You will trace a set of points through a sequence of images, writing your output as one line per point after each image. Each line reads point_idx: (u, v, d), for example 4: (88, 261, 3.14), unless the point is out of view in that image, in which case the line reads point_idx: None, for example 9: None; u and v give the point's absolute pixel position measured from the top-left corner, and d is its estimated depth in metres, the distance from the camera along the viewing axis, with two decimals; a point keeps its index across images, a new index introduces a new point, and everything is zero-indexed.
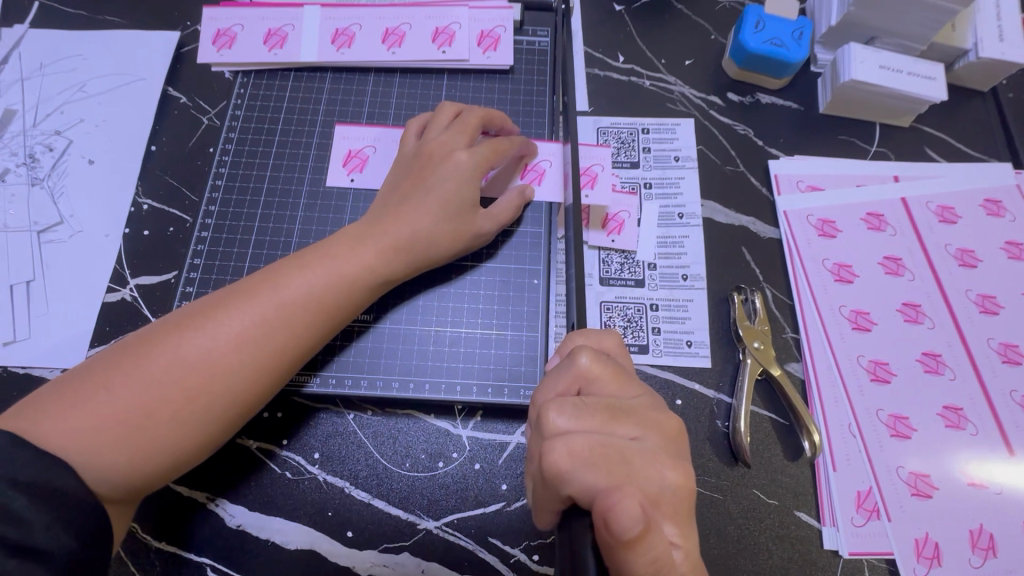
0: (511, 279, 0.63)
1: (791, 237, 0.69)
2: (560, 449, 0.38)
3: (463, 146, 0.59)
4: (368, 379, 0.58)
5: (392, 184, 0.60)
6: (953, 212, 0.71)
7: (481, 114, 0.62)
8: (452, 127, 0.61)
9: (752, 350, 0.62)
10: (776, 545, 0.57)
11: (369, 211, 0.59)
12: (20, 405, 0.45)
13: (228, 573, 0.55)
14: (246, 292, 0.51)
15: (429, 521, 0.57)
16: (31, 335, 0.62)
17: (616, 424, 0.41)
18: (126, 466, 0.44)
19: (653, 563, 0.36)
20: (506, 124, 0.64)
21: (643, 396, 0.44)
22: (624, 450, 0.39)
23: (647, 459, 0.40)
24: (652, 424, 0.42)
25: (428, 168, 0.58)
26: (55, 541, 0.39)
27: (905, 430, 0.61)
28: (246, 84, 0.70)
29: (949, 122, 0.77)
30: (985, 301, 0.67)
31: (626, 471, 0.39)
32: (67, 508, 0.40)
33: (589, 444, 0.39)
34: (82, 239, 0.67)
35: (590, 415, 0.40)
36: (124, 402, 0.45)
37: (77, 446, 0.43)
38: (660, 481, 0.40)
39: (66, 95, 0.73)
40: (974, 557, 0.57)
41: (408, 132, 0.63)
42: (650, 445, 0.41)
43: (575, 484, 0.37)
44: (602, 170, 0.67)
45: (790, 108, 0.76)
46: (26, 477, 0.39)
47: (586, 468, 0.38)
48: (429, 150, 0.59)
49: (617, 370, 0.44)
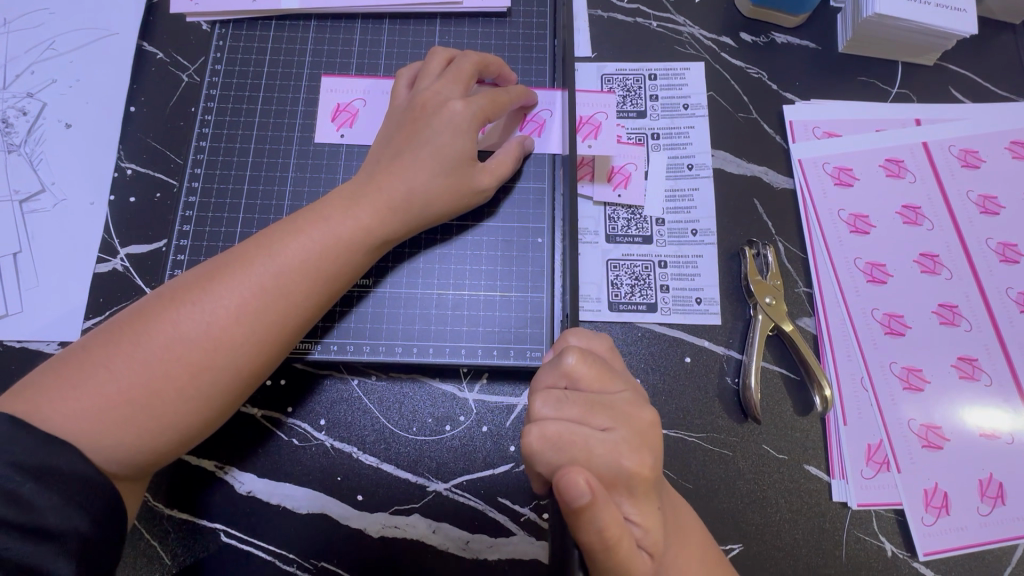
0: (514, 238, 0.60)
1: (806, 186, 0.66)
2: (533, 432, 0.39)
3: (457, 96, 0.56)
4: (371, 345, 0.57)
5: (385, 139, 0.56)
6: (977, 156, 0.67)
7: (475, 59, 0.58)
8: (445, 76, 0.57)
9: (764, 306, 0.61)
10: (785, 499, 0.58)
11: (362, 169, 0.56)
12: (19, 387, 0.44)
13: (242, 538, 0.56)
14: (240, 262, 0.49)
15: (439, 484, 0.57)
16: (24, 309, 0.61)
17: (591, 415, 0.40)
18: (137, 446, 0.44)
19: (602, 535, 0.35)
20: (502, 71, 0.60)
21: (626, 392, 0.42)
22: (588, 439, 0.39)
23: (609, 451, 0.38)
24: (624, 418, 0.41)
25: (422, 121, 0.55)
26: (69, 522, 0.39)
27: (918, 382, 0.60)
28: (225, 36, 0.65)
29: (977, 60, 0.72)
30: (1006, 249, 0.64)
31: (587, 459, 0.38)
32: (76, 490, 0.40)
33: (560, 431, 0.39)
34: (67, 208, 0.64)
35: (569, 405, 0.40)
36: (127, 382, 0.44)
37: (86, 429, 0.42)
38: (615, 469, 0.38)
39: (35, 54, 0.69)
40: (981, 505, 0.57)
41: (398, 83, 0.60)
42: (618, 437, 0.39)
43: (543, 464, 0.39)
44: (605, 119, 0.64)
45: (808, 48, 0.71)
46: (32, 461, 0.39)
47: (553, 450, 0.38)
48: (421, 102, 0.56)
49: (605, 368, 0.42)
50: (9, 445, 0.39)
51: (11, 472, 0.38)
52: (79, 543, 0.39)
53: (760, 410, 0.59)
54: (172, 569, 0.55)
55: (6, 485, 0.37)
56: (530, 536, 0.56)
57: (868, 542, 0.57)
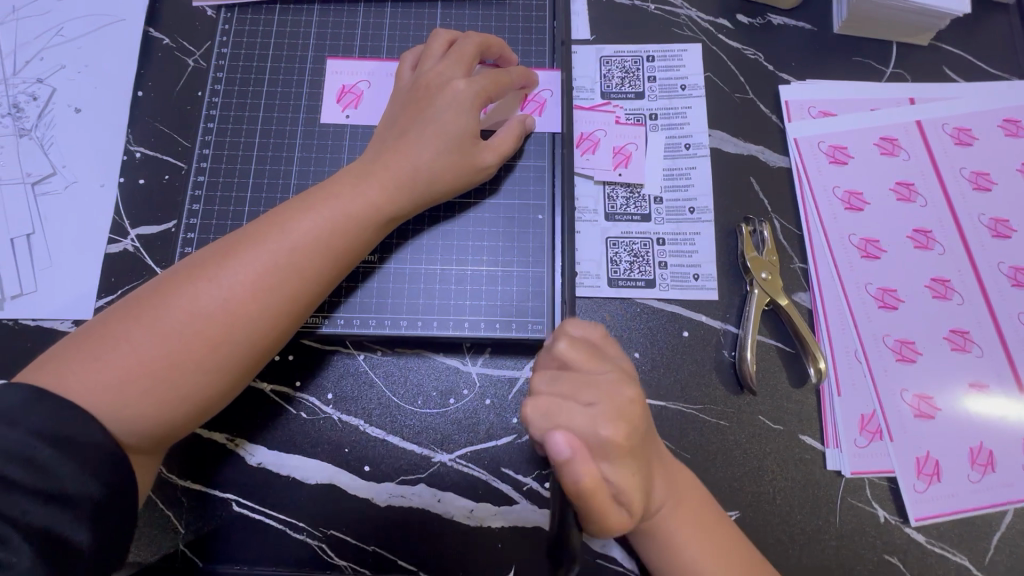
0: (515, 215, 0.61)
1: (801, 164, 0.68)
2: (526, 404, 0.43)
3: (460, 76, 0.57)
4: (376, 319, 0.59)
5: (391, 119, 0.58)
6: (970, 134, 0.68)
7: (477, 40, 0.59)
8: (448, 57, 0.58)
9: (760, 281, 0.62)
10: (780, 467, 0.59)
11: (368, 148, 0.57)
12: (41, 359, 0.46)
13: (253, 507, 0.58)
14: (254, 239, 0.50)
15: (443, 454, 0.59)
16: (37, 289, 0.62)
17: (578, 392, 0.43)
18: (157, 416, 0.45)
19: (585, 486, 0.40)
20: (504, 52, 0.62)
21: (615, 372, 0.45)
22: (571, 410, 0.42)
23: (589, 420, 0.42)
24: (609, 394, 0.43)
25: (426, 100, 0.57)
26: (85, 488, 0.40)
27: (910, 354, 0.62)
28: (230, 21, 0.67)
29: (971, 39, 0.73)
30: (997, 225, 0.65)
31: (568, 426, 0.42)
32: (93, 458, 0.41)
33: (546, 403, 0.43)
34: (78, 190, 0.66)
35: (557, 382, 0.44)
36: (147, 355, 0.45)
37: (108, 399, 0.44)
38: (594, 436, 0.42)
39: (43, 40, 0.70)
40: (972, 472, 0.59)
41: (403, 65, 0.61)
42: (601, 409, 0.43)
43: (533, 431, 0.43)
44: (604, 136, 0.67)
45: (803, 29, 0.72)
46: (50, 429, 0.41)
47: (540, 421, 0.43)
48: (425, 82, 0.57)
49: (593, 352, 0.46)
50: (31, 414, 0.40)
51: (31, 438, 0.39)
52: (95, 508, 0.40)
53: (755, 381, 0.61)
54: (186, 537, 0.57)
55: (25, 449, 0.39)
56: (532, 504, 0.58)
57: (861, 509, 0.58)
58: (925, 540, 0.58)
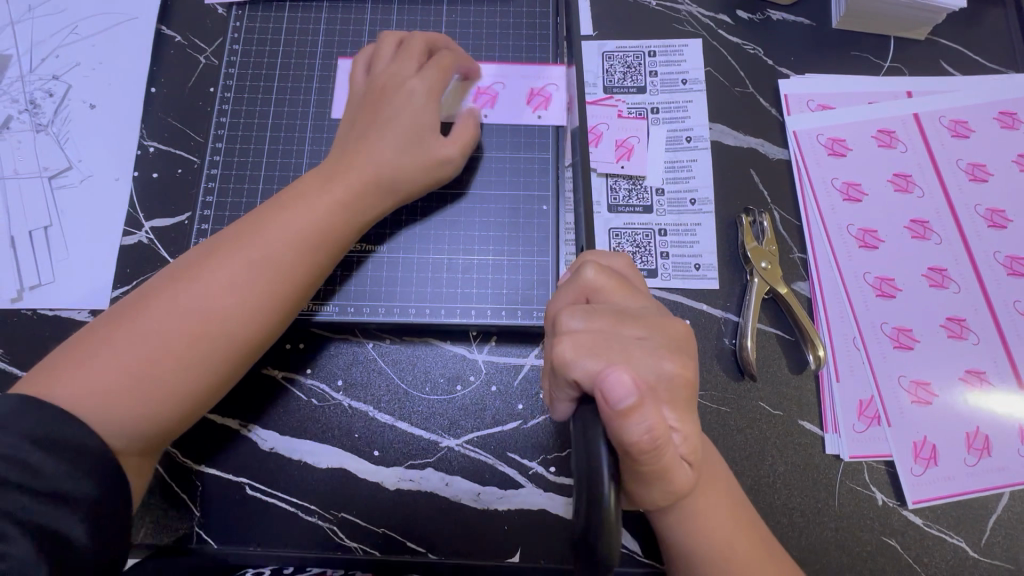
0: (520, 206, 0.63)
1: (800, 156, 0.69)
2: (567, 341, 0.40)
3: (411, 73, 0.59)
4: (385, 307, 0.60)
5: (349, 119, 0.59)
6: (966, 126, 0.70)
7: (423, 38, 0.61)
8: (398, 57, 0.60)
9: (759, 270, 0.63)
10: (780, 452, 0.60)
11: (333, 148, 0.59)
12: (30, 373, 0.47)
13: (265, 491, 0.59)
14: (228, 243, 0.52)
15: (451, 439, 0.60)
16: (55, 279, 0.64)
17: (623, 325, 0.42)
18: (149, 416, 0.47)
19: (649, 433, 0.37)
20: (454, 47, 0.63)
21: (650, 306, 0.45)
22: (625, 343, 0.41)
23: (647, 354, 0.40)
24: (656, 326, 0.43)
25: (380, 101, 0.58)
26: (77, 487, 0.41)
27: (908, 341, 0.63)
28: (241, 18, 0.68)
29: (968, 34, 0.74)
30: (993, 215, 0.67)
31: (625, 360, 0.40)
32: (82, 459, 0.42)
33: (593, 337, 0.40)
34: (93, 184, 0.67)
35: (597, 316, 0.42)
36: (133, 360, 0.47)
37: (100, 405, 0.45)
38: (657, 370, 0.40)
39: (59, 38, 0.72)
40: (969, 456, 0.60)
41: (357, 67, 0.62)
42: (654, 343, 0.41)
43: (580, 370, 0.39)
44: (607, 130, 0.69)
45: (802, 24, 0.74)
46: (41, 432, 0.42)
47: (589, 356, 0.39)
48: (379, 82, 0.59)
49: (622, 281, 0.45)
50: (18, 420, 0.42)
51: (26, 445, 0.41)
52: (90, 505, 0.42)
53: (755, 368, 0.62)
54: (200, 520, 0.59)
55: (18, 453, 0.40)
56: (538, 488, 0.59)
57: (859, 493, 0.60)
58: (923, 522, 0.59)
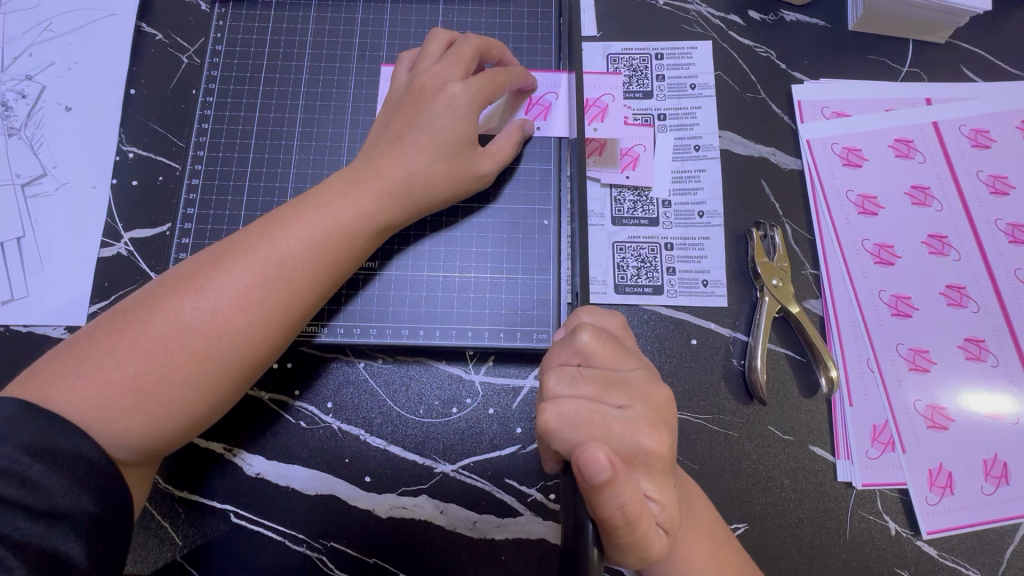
0: (520, 220, 0.60)
1: (813, 167, 0.66)
2: (549, 411, 0.39)
3: (457, 78, 0.55)
4: (377, 328, 0.57)
5: (384, 123, 0.56)
6: (987, 136, 0.66)
7: (477, 42, 0.57)
8: (445, 58, 0.56)
9: (770, 288, 0.60)
10: (790, 478, 0.58)
11: (361, 152, 0.55)
12: (24, 374, 0.44)
13: (252, 519, 0.56)
14: (241, 249, 0.48)
15: (446, 465, 0.58)
16: (29, 294, 0.61)
17: (606, 393, 0.40)
18: (145, 433, 0.44)
19: (622, 508, 0.35)
20: (503, 55, 0.60)
21: (639, 369, 0.42)
22: (605, 417, 0.38)
23: (627, 427, 0.38)
24: (641, 394, 0.40)
25: (420, 104, 0.54)
26: (77, 504, 0.39)
27: (924, 363, 0.60)
28: (225, 16, 0.64)
29: (990, 38, 0.71)
30: (1015, 230, 0.64)
31: (603, 437, 0.38)
32: (84, 472, 0.40)
33: (576, 410, 0.38)
34: (69, 191, 0.64)
35: (583, 383, 0.40)
36: (134, 369, 0.44)
37: (98, 419, 0.42)
38: (634, 445, 0.38)
39: (31, 35, 0.68)
40: (986, 484, 0.57)
41: (399, 66, 0.59)
42: (635, 415, 0.39)
43: (560, 443, 0.38)
44: (612, 100, 0.63)
45: (816, 25, 0.70)
46: (40, 444, 0.39)
47: (571, 430, 0.38)
48: (421, 84, 0.55)
49: (617, 345, 0.42)
50: (18, 428, 0.39)
51: (19, 454, 0.38)
52: (88, 524, 0.39)
53: (765, 391, 0.59)
54: (183, 549, 0.56)
55: (14, 466, 0.37)
56: (537, 516, 0.57)
57: (872, 522, 0.57)
58: (937, 553, 0.57)
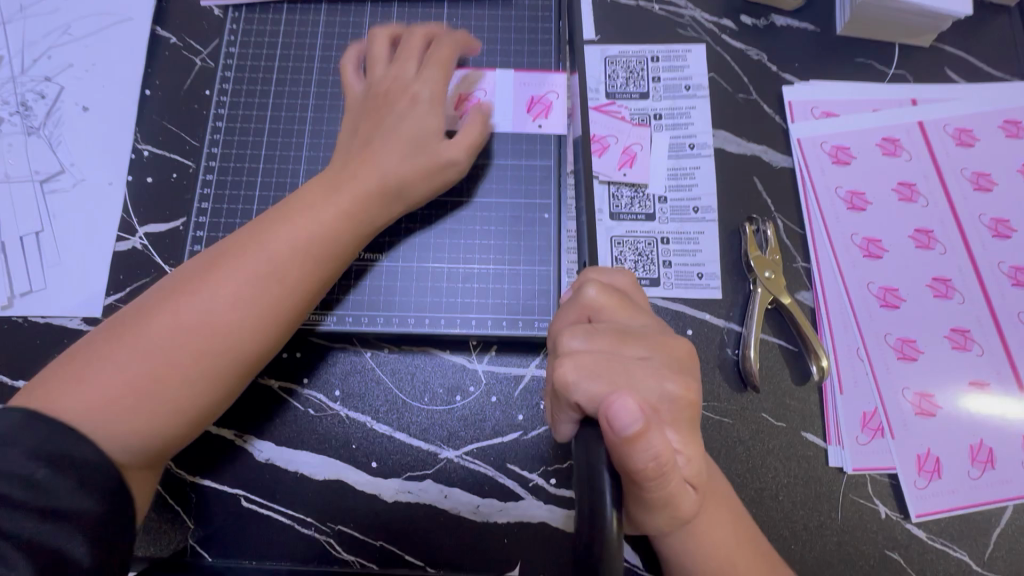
0: (521, 214, 0.62)
1: (804, 164, 0.68)
2: (567, 364, 0.40)
3: (415, 77, 0.58)
4: (384, 317, 0.59)
5: (352, 126, 0.58)
6: (971, 135, 0.69)
7: (421, 35, 0.61)
8: (395, 58, 0.59)
9: (762, 280, 0.63)
10: (784, 464, 0.60)
11: (337, 155, 0.58)
12: (29, 387, 0.46)
13: (262, 503, 0.58)
14: (230, 254, 0.50)
15: (450, 450, 0.60)
16: (46, 286, 0.63)
17: (625, 345, 0.41)
18: (150, 432, 0.46)
19: (655, 458, 0.37)
20: (466, 49, 0.62)
21: (651, 325, 0.44)
22: (627, 364, 0.40)
23: (649, 374, 0.40)
24: (659, 345, 0.42)
25: (384, 105, 0.57)
26: (82, 503, 0.40)
27: (912, 352, 0.62)
28: (238, 20, 0.67)
29: (973, 41, 0.74)
30: (998, 224, 0.66)
31: (627, 383, 0.39)
32: (85, 474, 0.42)
33: (596, 360, 0.40)
34: (86, 188, 0.66)
35: (598, 336, 0.41)
36: (135, 373, 0.46)
37: (105, 421, 0.44)
38: (660, 392, 0.40)
39: (51, 38, 0.70)
40: (972, 469, 0.59)
41: (353, 75, 0.62)
42: (657, 363, 0.41)
43: (583, 394, 0.39)
44: (616, 110, 0.69)
45: (806, 29, 0.73)
46: (43, 449, 0.41)
47: (592, 379, 0.39)
48: (382, 88, 0.58)
49: (624, 299, 0.44)
50: (20, 437, 0.41)
51: (26, 459, 0.40)
52: (93, 522, 0.41)
53: (758, 379, 0.61)
54: (196, 533, 0.57)
55: (20, 470, 0.39)
56: (538, 500, 0.58)
57: (863, 506, 0.59)
58: (926, 535, 0.59)
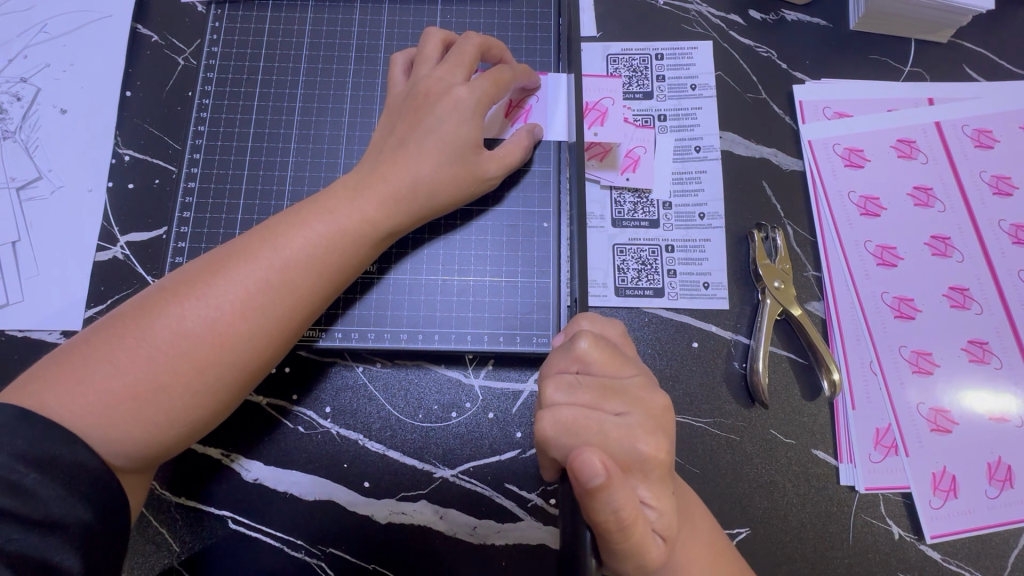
0: (519, 223, 0.59)
1: (815, 168, 0.65)
2: (546, 418, 0.38)
3: (460, 81, 0.54)
4: (376, 332, 0.57)
5: (387, 127, 0.55)
6: (991, 137, 0.66)
7: (478, 41, 0.56)
8: (447, 60, 0.55)
9: (772, 290, 0.60)
10: (793, 482, 0.57)
11: (365, 157, 0.55)
12: (19, 380, 0.43)
13: (250, 525, 0.56)
14: (243, 255, 0.48)
15: (445, 470, 0.57)
16: (24, 298, 0.60)
17: (605, 400, 0.39)
18: (144, 442, 0.43)
19: (617, 514, 0.35)
20: (504, 54, 0.59)
21: (639, 376, 0.42)
22: (602, 422, 0.38)
23: (624, 434, 0.38)
24: (639, 401, 0.40)
25: (425, 108, 0.54)
26: (74, 512, 0.38)
27: (927, 366, 0.60)
28: (221, 17, 0.64)
29: (992, 36, 0.70)
30: (1018, 231, 0.63)
31: (601, 442, 0.38)
32: (78, 481, 0.39)
33: (573, 415, 0.38)
34: (65, 194, 0.63)
35: (581, 390, 0.39)
36: (133, 376, 0.43)
37: (98, 425, 0.42)
38: (631, 452, 0.38)
39: (26, 37, 0.67)
40: (990, 488, 0.57)
41: (395, 69, 0.58)
42: (633, 421, 0.39)
43: (557, 449, 0.38)
44: (612, 104, 0.63)
45: (817, 25, 0.70)
46: (35, 452, 0.39)
47: (568, 436, 0.38)
48: (424, 89, 0.54)
49: (616, 353, 0.41)
50: (13, 437, 0.38)
51: (14, 463, 0.37)
52: (83, 534, 0.39)
53: (767, 394, 0.59)
54: (181, 555, 0.55)
55: (9, 475, 0.37)
56: (536, 521, 0.56)
57: (875, 526, 0.57)
58: (941, 557, 0.56)
